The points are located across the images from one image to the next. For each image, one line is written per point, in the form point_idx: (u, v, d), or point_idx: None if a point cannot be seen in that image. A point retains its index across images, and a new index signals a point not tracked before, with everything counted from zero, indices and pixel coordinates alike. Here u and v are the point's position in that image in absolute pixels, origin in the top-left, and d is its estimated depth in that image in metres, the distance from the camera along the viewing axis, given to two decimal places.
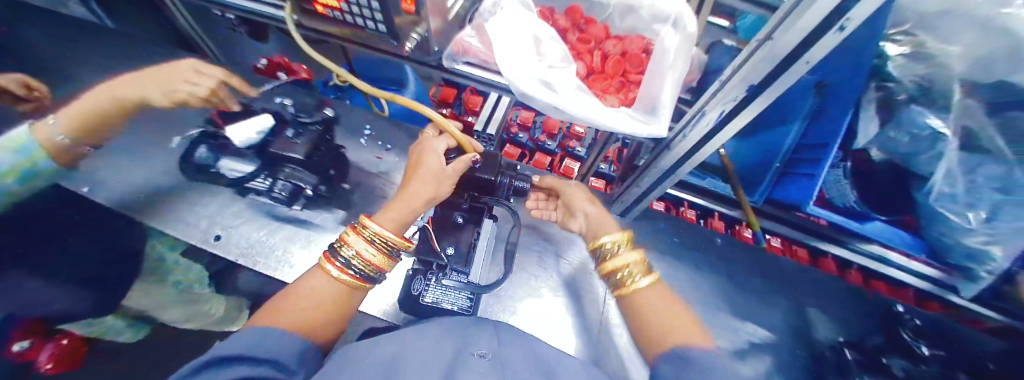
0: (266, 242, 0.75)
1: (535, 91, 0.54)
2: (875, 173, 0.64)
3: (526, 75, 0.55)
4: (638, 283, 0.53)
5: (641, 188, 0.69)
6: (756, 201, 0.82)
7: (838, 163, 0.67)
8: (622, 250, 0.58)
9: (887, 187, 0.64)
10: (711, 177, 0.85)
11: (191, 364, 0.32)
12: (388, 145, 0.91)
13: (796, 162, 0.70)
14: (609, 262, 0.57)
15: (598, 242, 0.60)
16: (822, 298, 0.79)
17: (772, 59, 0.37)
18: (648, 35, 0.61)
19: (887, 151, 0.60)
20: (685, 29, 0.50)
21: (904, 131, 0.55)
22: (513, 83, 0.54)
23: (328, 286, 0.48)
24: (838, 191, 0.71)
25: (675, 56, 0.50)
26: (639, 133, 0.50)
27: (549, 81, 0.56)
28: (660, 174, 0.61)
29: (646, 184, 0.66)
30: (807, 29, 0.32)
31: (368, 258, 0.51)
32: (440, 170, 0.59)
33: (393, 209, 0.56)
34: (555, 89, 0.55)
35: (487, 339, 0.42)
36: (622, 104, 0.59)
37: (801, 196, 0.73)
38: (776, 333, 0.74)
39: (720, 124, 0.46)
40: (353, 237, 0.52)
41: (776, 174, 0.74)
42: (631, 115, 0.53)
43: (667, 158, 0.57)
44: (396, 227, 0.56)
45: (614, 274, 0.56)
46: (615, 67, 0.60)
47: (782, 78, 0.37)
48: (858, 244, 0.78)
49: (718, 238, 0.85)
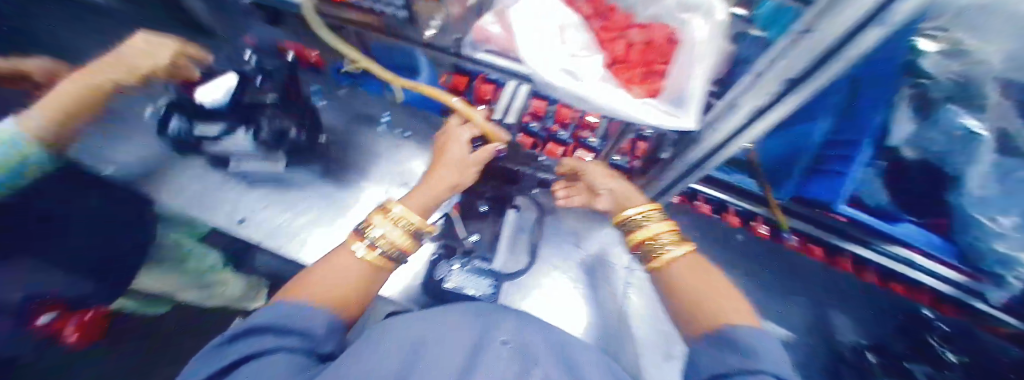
0: (305, 226, 0.84)
1: (559, 81, 0.54)
2: (911, 171, 0.54)
3: (550, 64, 0.54)
4: (670, 254, 0.56)
5: (665, 179, 0.71)
6: (783, 198, 0.79)
7: (872, 161, 0.58)
8: (650, 221, 0.61)
9: (923, 188, 0.55)
10: (739, 173, 0.79)
11: (226, 334, 0.36)
12: (406, 133, 0.95)
13: (826, 160, 0.65)
14: (637, 232, 0.61)
15: (625, 214, 0.63)
16: (846, 301, 0.78)
17: (810, 53, 0.36)
18: (674, 23, 0.56)
19: (919, 149, 0.50)
20: (715, 18, 0.48)
21: (940, 130, 0.46)
22: (539, 72, 0.55)
23: (355, 265, 0.50)
24: (868, 190, 0.63)
25: (707, 47, 0.48)
26: (665, 125, 0.51)
27: (573, 70, 0.55)
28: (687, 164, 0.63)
29: (674, 176, 0.69)
30: (848, 22, 0.31)
31: (394, 239, 0.53)
32: (463, 159, 0.63)
33: (419, 193, 0.61)
34: (578, 77, 0.55)
35: (507, 326, 0.40)
36: (647, 95, 0.56)
37: (831, 194, 0.69)
38: (794, 332, 0.75)
39: (753, 116, 0.46)
40: (381, 217, 0.54)
41: (803, 171, 0.70)
42: (655, 106, 0.53)
43: (696, 149, 0.59)
44: (420, 211, 0.59)
45: (645, 246, 0.59)
46: (639, 57, 0.58)
47: (819, 71, 0.37)
48: (884, 246, 0.71)
49: (740, 234, 0.88)
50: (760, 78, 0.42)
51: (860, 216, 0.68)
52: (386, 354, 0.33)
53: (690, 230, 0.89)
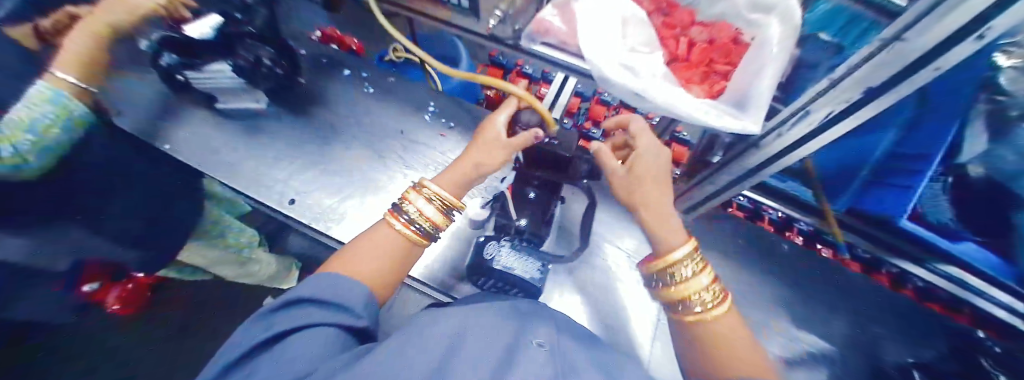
0: (337, 207, 0.74)
1: (616, 75, 0.54)
2: (976, 191, 0.54)
3: (608, 58, 0.54)
4: (715, 314, 0.48)
5: (716, 185, 0.69)
6: (839, 209, 0.77)
7: (939, 177, 0.57)
8: (696, 270, 0.50)
9: (987, 209, 0.55)
10: (793, 181, 0.78)
11: (273, 303, 0.37)
12: (450, 122, 0.86)
13: (887, 173, 0.63)
14: (682, 283, 0.50)
15: (670, 257, 0.51)
16: (888, 320, 0.82)
17: (898, 63, 0.35)
18: (741, 25, 0.58)
19: (991, 168, 0.49)
20: (791, 20, 0.49)
21: (1016, 150, 0.44)
22: (595, 66, 0.53)
23: (393, 239, 0.50)
24: (932, 206, 0.62)
25: (779, 47, 0.49)
26: (727, 128, 0.50)
27: (635, 66, 0.56)
28: (742, 170, 0.61)
29: (724, 181, 0.66)
30: (946, 32, 0.31)
31: (428, 215, 0.52)
32: (496, 142, 0.56)
33: (449, 172, 0.57)
34: (637, 74, 0.55)
35: (546, 330, 0.38)
36: (706, 96, 0.59)
37: (894, 208, 0.68)
38: (834, 345, 0.79)
39: (826, 124, 0.45)
40: (414, 194, 0.53)
41: (863, 183, 0.68)
42: (716, 108, 0.53)
43: (754, 157, 0.56)
44: (454, 188, 0.56)
45: (687, 301, 0.49)
46: (701, 56, 0.60)
47: (905, 82, 0.36)
48: (938, 266, 0.73)
49: (785, 245, 0.89)
50: (837, 85, 0.41)
51: (921, 233, 0.69)
52: (416, 347, 0.30)
53: (735, 237, 0.91)
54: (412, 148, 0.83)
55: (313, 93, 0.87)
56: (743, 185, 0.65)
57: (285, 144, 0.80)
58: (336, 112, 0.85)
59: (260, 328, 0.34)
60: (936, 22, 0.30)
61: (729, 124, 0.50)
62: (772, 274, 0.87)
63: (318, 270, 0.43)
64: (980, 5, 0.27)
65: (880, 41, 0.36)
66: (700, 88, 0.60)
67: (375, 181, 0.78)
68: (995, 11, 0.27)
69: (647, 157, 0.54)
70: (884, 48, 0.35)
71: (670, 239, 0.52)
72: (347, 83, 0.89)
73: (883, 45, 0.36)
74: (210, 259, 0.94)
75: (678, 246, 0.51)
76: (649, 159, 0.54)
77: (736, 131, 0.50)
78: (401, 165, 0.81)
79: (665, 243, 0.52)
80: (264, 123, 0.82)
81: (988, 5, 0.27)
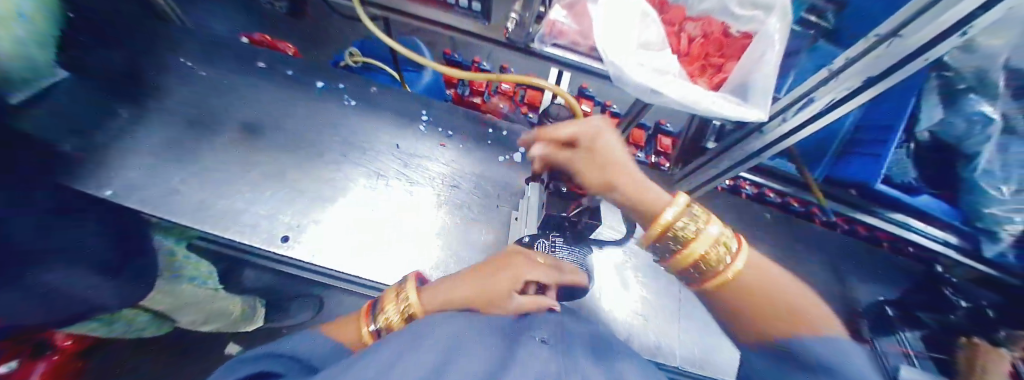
0: (347, 227, 0.84)
1: (632, 72, 0.56)
2: (933, 156, 1.00)
3: (625, 56, 0.57)
4: (732, 269, 0.38)
5: (717, 169, 0.77)
6: (818, 175, 1.18)
7: (904, 145, 1.04)
8: (698, 224, 0.41)
9: (940, 167, 1.02)
10: (780, 159, 1.16)
11: (251, 353, 0.40)
12: (449, 132, 1.04)
13: (857, 146, 1.09)
14: (684, 248, 0.41)
15: (660, 218, 0.42)
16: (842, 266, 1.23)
17: (897, 55, 0.43)
18: (728, 18, 0.65)
19: (942, 133, 0.95)
20: (784, 13, 0.55)
21: (964, 116, 0.89)
22: (613, 63, 0.55)
23: (351, 334, 0.51)
24: (900, 171, 1.08)
25: (779, 40, 0.55)
26: (742, 117, 0.54)
27: (654, 65, 0.58)
28: (747, 154, 0.68)
29: (725, 166, 0.74)
30: (935, 31, 0.39)
31: (389, 321, 0.50)
32: (499, 293, 0.47)
33: (440, 288, 0.51)
34: (651, 71, 0.58)
35: (546, 325, 0.42)
36: (710, 88, 0.64)
37: (866, 175, 1.09)
38: None
39: (826, 110, 0.53)
40: (391, 301, 0.52)
41: (839, 154, 1.13)
42: (723, 98, 0.56)
43: (758, 140, 0.64)
44: (431, 306, 0.50)
45: (703, 267, 0.39)
46: (700, 50, 0.65)
47: (899, 71, 0.44)
48: (889, 214, 1.17)
49: (767, 214, 1.27)
50: (840, 76, 0.49)
51: (893, 193, 1.13)
52: (421, 346, 0.34)
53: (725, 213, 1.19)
54: (412, 161, 0.97)
55: (302, 114, 0.98)
56: (740, 168, 0.74)
57: (280, 172, 0.88)
58: (342, 144, 0.95)
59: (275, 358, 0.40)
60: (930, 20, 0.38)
61: (738, 111, 0.55)
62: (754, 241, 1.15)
63: (320, 327, 0.52)
64: (965, 8, 0.35)
65: (878, 37, 0.44)
66: (703, 82, 0.64)
67: (381, 195, 0.90)
68: (978, 11, 0.35)
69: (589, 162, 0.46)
70: (883, 42, 0.43)
71: (656, 202, 0.43)
72: (331, 101, 1.02)
73: (882, 39, 0.44)
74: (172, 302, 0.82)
75: (664, 206, 0.42)
76: (598, 153, 0.46)
77: (752, 119, 0.54)
78: (404, 181, 0.94)
79: (653, 207, 0.43)
80: (259, 151, 0.90)
81: (972, 8, 0.35)
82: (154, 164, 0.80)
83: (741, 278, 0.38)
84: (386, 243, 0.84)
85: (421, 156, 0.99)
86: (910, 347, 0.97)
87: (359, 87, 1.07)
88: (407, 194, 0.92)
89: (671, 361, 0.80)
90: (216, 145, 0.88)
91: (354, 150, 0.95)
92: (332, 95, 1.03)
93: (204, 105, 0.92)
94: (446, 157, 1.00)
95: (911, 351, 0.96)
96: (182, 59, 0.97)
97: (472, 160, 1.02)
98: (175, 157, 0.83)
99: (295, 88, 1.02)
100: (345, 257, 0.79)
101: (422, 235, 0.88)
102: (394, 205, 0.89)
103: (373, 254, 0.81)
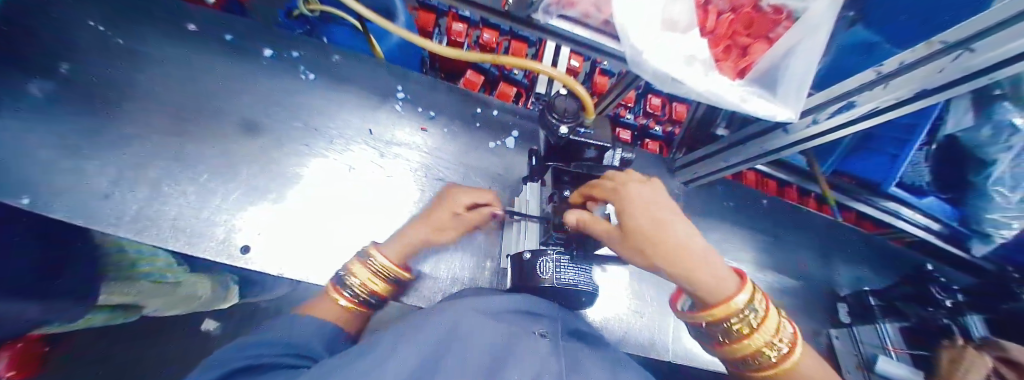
0: (321, 220, 0.85)
1: (655, 56, 0.47)
2: (949, 158, 1.09)
3: (650, 38, 0.48)
4: (790, 359, 0.54)
5: (729, 162, 0.89)
6: (826, 168, 1.34)
7: (925, 147, 1.11)
8: (760, 316, 0.55)
9: (954, 167, 1.10)
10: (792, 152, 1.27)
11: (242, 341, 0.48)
12: (432, 112, 1.02)
13: (868, 141, 1.21)
14: (749, 336, 0.55)
15: (731, 305, 0.54)
16: (836, 248, 1.29)
17: (962, 69, 0.44)
18: None
19: (965, 138, 0.98)
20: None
21: (994, 123, 0.89)
22: (634, 46, 0.47)
23: (330, 307, 0.63)
24: (917, 173, 1.21)
25: (825, 27, 0.50)
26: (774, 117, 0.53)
27: (683, 50, 0.50)
28: (768, 147, 0.77)
29: (738, 159, 0.86)
30: (1004, 57, 0.41)
31: (365, 284, 0.66)
32: (450, 217, 0.76)
33: (397, 242, 0.73)
34: (677, 57, 0.50)
35: (543, 322, 0.50)
36: (735, 73, 0.60)
37: (873, 168, 1.26)
38: (792, 278, 1.20)
39: (866, 115, 0.59)
40: (360, 268, 0.67)
41: (849, 149, 1.26)
42: (743, 89, 0.54)
43: (785, 139, 0.72)
44: (396, 255, 0.72)
45: (761, 353, 0.55)
46: (727, 27, 0.62)
47: (957, 87, 0.47)
48: (885, 203, 1.32)
49: (764, 200, 1.28)
50: (892, 82, 0.52)
51: (900, 194, 1.31)
52: (423, 333, 0.39)
53: (729, 199, 1.24)
54: (388, 151, 0.95)
55: (251, 90, 0.91)
56: (758, 160, 0.85)
57: (231, 163, 0.83)
58: (309, 132, 0.92)
59: (257, 347, 0.46)
60: (996, 49, 0.40)
61: (766, 108, 0.53)
62: (751, 225, 1.23)
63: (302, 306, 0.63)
64: None
65: (943, 45, 0.46)
66: (727, 66, 0.59)
67: (357, 172, 0.91)
68: None
69: (638, 209, 0.53)
70: (950, 53, 0.44)
71: (725, 290, 0.54)
72: (285, 75, 0.95)
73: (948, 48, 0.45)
74: (135, 294, 0.88)
75: (736, 293, 0.54)
76: (643, 207, 0.54)
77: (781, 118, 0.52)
78: (379, 172, 0.93)
79: (720, 294, 0.54)
80: (208, 141, 0.84)
81: None
82: (84, 159, 0.73)
83: (797, 367, 0.54)
84: (364, 238, 0.86)
85: (396, 144, 0.97)
86: (891, 344, 1.00)
87: (317, 58, 0.99)
88: (378, 188, 0.91)
89: (665, 357, 0.91)
90: (157, 135, 0.81)
91: (317, 137, 0.92)
92: (287, 66, 0.96)
93: (169, 102, 0.84)
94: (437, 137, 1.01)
95: (892, 348, 0.99)
96: (92, 23, 0.85)
97: (458, 149, 1.01)
98: (105, 148, 0.76)
99: (238, 58, 0.93)
100: (303, 261, 0.80)
101: (404, 224, 0.90)
102: (360, 199, 0.89)
103: (371, 236, 0.87)
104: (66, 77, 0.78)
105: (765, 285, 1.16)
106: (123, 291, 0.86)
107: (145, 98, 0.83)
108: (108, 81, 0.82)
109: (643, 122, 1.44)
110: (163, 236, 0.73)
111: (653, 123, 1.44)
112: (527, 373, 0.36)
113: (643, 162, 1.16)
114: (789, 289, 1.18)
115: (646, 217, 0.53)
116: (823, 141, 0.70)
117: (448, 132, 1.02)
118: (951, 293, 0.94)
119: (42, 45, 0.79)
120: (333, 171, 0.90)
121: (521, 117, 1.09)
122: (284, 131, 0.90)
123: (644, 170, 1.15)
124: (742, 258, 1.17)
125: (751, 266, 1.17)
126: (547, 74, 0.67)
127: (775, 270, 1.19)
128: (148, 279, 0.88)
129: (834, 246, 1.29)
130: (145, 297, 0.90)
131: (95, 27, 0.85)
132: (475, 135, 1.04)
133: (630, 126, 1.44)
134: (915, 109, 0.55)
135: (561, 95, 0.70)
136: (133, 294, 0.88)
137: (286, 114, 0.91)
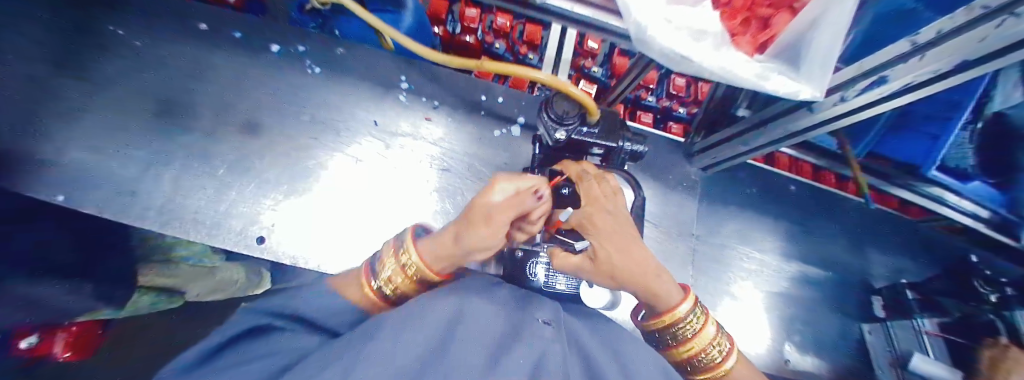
0: (333, 212, 0.91)
1: (657, 31, 0.44)
2: (996, 136, 0.96)
3: (652, 11, 0.44)
4: (723, 367, 0.57)
5: (751, 145, 0.84)
6: (861, 152, 1.25)
7: (969, 125, 0.98)
8: (701, 323, 0.57)
9: (1002, 152, 1.00)
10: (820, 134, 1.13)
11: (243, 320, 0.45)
12: (435, 103, 1.01)
13: (907, 119, 1.08)
14: (690, 341, 0.57)
15: (676, 314, 0.56)
16: (862, 235, 1.23)
17: (1007, 38, 0.38)
18: None
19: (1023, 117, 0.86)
20: None
21: None
22: (635, 23, 0.44)
23: (356, 293, 0.50)
24: (961, 155, 1.08)
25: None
26: (801, 96, 0.50)
27: (690, 25, 0.47)
28: (792, 129, 0.72)
29: (760, 142, 0.82)
30: None
31: (396, 282, 0.52)
32: (485, 208, 0.48)
33: (436, 239, 0.53)
34: (683, 31, 0.46)
35: (548, 309, 0.47)
36: (754, 48, 0.54)
37: (907, 146, 1.15)
38: (812, 268, 1.16)
39: (901, 91, 0.52)
40: (395, 260, 0.54)
41: (887, 124, 1.13)
42: (758, 67, 0.51)
43: (811, 119, 0.67)
44: (434, 258, 0.52)
45: (701, 357, 0.57)
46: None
47: (1007, 56, 0.41)
48: (921, 185, 1.22)
49: (792, 186, 1.20)
50: (931, 52, 0.46)
51: (943, 179, 1.17)
52: (423, 311, 0.38)
53: (752, 185, 1.17)
54: (394, 141, 0.97)
55: (256, 87, 0.95)
56: (782, 143, 0.79)
57: (245, 160, 0.90)
58: (315, 126, 0.95)
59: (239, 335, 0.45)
60: None
61: (780, 86, 0.51)
62: (774, 213, 1.17)
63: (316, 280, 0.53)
64: None
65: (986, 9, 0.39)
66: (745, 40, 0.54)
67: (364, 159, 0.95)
68: None
69: (605, 236, 0.53)
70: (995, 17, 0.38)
71: (671, 299, 0.56)
72: (292, 70, 0.98)
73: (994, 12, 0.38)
74: (175, 278, 0.94)
75: (679, 303, 0.56)
76: (610, 233, 0.53)
77: (808, 96, 0.50)
78: (385, 163, 0.96)
79: (667, 303, 0.56)
80: (222, 140, 0.91)
81: None
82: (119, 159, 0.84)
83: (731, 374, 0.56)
84: (380, 227, 0.92)
85: (401, 136, 0.98)
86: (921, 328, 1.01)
87: (322, 51, 1.00)
88: (390, 181, 0.95)
89: None
90: (189, 136, 0.90)
91: (324, 131, 0.95)
92: (291, 61, 0.98)
93: (189, 103, 0.92)
94: (444, 127, 1.01)
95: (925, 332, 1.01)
96: (112, 28, 0.92)
97: (465, 137, 1.01)
98: (132, 149, 0.86)
99: (245, 56, 0.96)
100: (320, 250, 0.88)
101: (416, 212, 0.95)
102: (370, 193, 0.94)
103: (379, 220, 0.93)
104: (94, 84, 0.87)
105: (780, 274, 1.13)
106: (164, 275, 0.93)
107: (164, 99, 0.91)
108: (132, 86, 0.90)
109: (666, 104, 1.36)
110: (183, 228, 0.83)
111: (676, 103, 1.36)
112: (528, 353, 0.33)
113: (659, 149, 1.11)
114: (815, 279, 1.15)
115: (617, 247, 0.52)
116: (854, 120, 0.63)
117: (452, 122, 1.01)
118: (996, 286, 0.85)
119: (69, 53, 0.87)
120: (339, 162, 0.94)
121: (529, 103, 1.06)
122: (293, 127, 0.94)
123: (659, 158, 1.10)
124: (758, 247, 1.14)
125: (768, 255, 1.13)
126: (543, 81, 0.66)
127: (796, 261, 1.15)
128: (187, 264, 0.96)
129: (864, 235, 1.23)
130: (184, 280, 0.95)
131: (112, 32, 0.91)
132: (480, 124, 1.03)
133: (650, 109, 1.38)
134: (958, 82, 0.48)
135: (558, 95, 0.68)
136: (172, 277, 0.94)
137: (292, 111, 0.95)
